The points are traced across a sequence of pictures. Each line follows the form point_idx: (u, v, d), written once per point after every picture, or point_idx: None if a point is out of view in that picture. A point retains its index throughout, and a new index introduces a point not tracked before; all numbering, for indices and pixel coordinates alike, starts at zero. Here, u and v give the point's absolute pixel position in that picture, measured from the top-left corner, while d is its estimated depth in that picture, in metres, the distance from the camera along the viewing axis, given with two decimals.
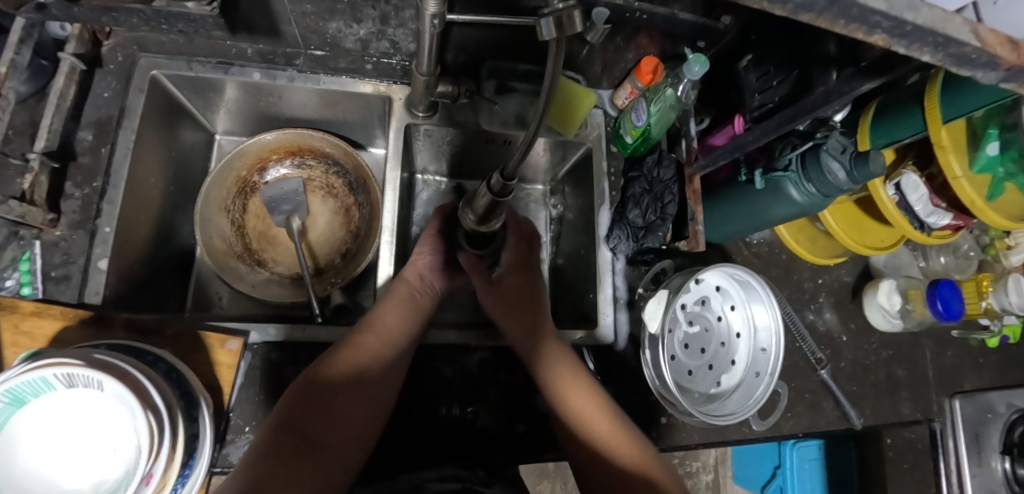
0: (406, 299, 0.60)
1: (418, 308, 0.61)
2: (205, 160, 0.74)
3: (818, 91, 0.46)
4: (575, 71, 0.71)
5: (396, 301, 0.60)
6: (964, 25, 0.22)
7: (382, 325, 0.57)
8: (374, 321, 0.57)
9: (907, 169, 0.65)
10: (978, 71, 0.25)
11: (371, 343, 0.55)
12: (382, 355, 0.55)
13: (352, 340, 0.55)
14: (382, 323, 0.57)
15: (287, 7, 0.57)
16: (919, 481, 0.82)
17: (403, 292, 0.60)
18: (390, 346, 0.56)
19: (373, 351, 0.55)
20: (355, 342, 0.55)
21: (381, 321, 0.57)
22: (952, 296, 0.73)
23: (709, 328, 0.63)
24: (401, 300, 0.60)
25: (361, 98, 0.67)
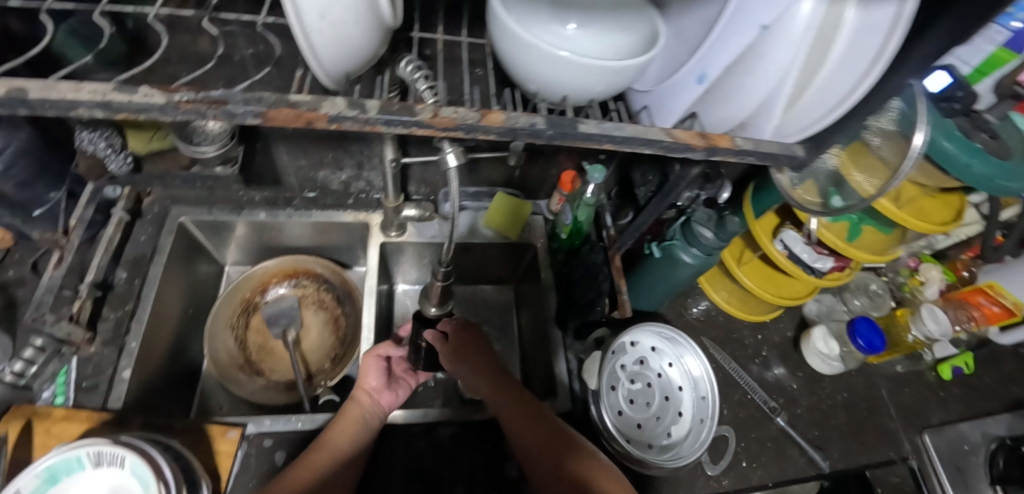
0: (356, 416, 0.64)
1: (368, 429, 0.64)
2: (215, 288, 0.89)
3: (671, 178, 0.62)
4: (515, 188, 0.88)
5: (344, 421, 0.63)
6: (659, 131, 0.36)
7: (332, 442, 0.60)
8: (324, 439, 0.61)
9: (787, 228, 0.78)
10: (686, 153, 0.37)
11: (322, 459, 0.58)
12: (334, 470, 0.58)
13: (302, 459, 0.58)
14: (331, 441, 0.60)
15: (288, 162, 0.77)
16: None
17: (353, 414, 0.64)
18: (339, 462, 0.59)
19: (324, 464, 0.58)
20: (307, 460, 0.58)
21: (328, 434, 0.61)
22: (870, 332, 0.83)
23: (651, 384, 0.71)
24: (353, 418, 0.64)
25: (346, 226, 0.83)
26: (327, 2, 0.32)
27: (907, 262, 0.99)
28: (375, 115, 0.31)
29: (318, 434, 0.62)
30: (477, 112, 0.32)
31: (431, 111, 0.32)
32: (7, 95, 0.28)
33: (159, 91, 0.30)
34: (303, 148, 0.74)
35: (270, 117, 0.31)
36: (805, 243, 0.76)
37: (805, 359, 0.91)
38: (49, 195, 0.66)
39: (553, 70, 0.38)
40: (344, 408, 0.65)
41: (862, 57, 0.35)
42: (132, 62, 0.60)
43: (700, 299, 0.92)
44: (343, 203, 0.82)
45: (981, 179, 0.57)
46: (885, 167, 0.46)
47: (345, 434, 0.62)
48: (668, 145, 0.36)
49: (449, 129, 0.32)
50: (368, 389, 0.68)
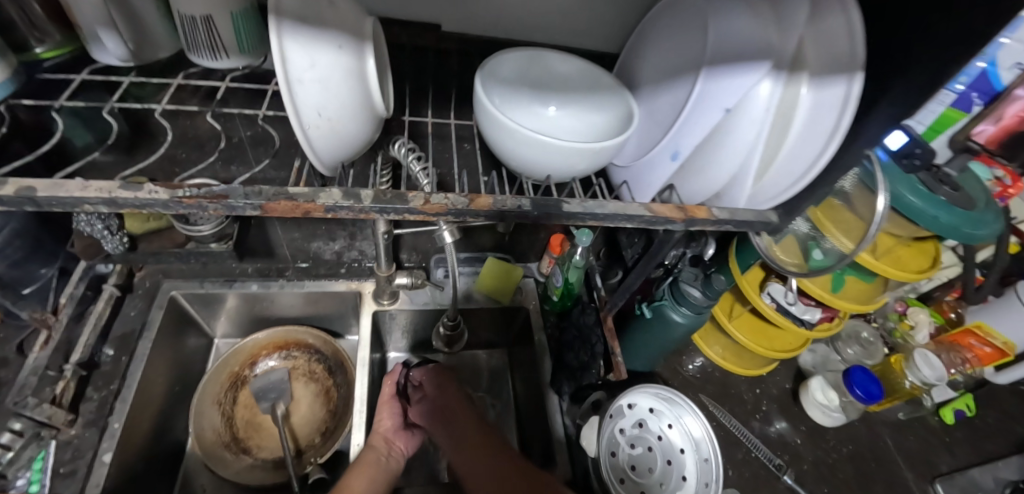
0: (373, 462, 0.64)
1: (384, 477, 0.63)
2: (203, 363, 0.87)
3: (657, 240, 0.64)
4: (505, 252, 0.90)
5: (362, 470, 0.63)
6: (639, 206, 0.38)
7: (351, 490, 0.60)
8: (343, 488, 0.60)
9: (774, 280, 0.80)
10: (667, 225, 0.39)
11: None
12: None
13: None
14: (352, 488, 0.60)
15: (282, 236, 0.78)
16: None
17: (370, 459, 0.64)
18: None
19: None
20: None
21: (348, 486, 0.60)
22: (867, 380, 0.82)
23: (652, 447, 0.69)
24: (369, 465, 0.63)
25: (338, 296, 0.83)
26: (324, 102, 0.34)
27: (893, 306, 1.00)
28: (370, 203, 0.33)
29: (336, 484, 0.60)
30: (466, 196, 0.34)
31: (423, 198, 0.34)
32: (16, 194, 0.29)
33: (163, 187, 0.31)
34: (297, 221, 0.76)
35: (270, 208, 0.32)
36: (791, 295, 0.78)
37: (806, 411, 0.90)
38: (42, 272, 0.66)
39: (537, 151, 0.40)
40: (361, 455, 0.65)
41: (821, 132, 0.37)
42: (134, 147, 0.62)
43: (694, 356, 0.92)
44: (336, 273, 0.83)
45: (949, 228, 0.60)
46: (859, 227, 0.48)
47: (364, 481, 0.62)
48: (648, 219, 0.38)
49: (438, 213, 0.34)
50: (384, 432, 0.68)
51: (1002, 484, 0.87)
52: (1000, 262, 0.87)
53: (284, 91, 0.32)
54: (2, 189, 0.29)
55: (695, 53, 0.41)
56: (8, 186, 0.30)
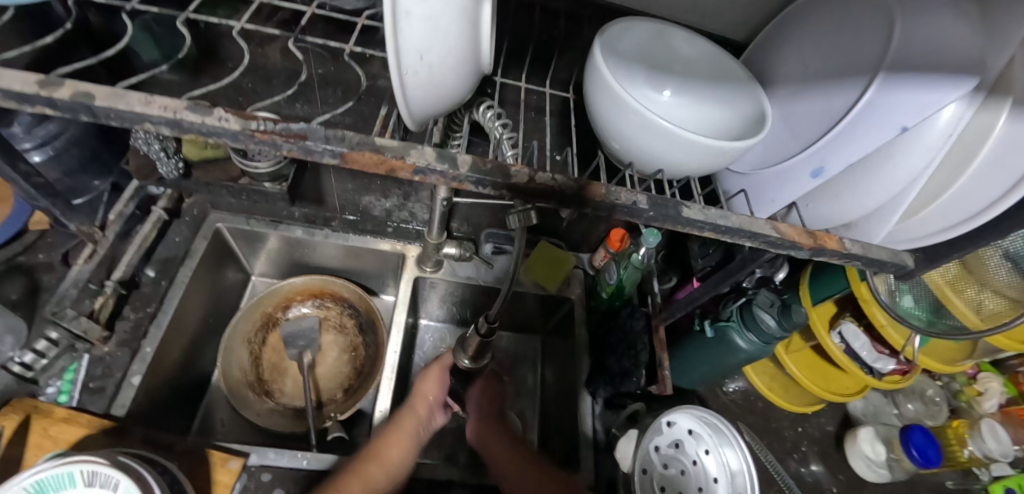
0: (410, 428, 0.60)
1: (418, 444, 0.60)
2: (238, 298, 0.86)
3: (738, 258, 0.58)
4: (558, 238, 0.84)
5: (397, 432, 0.59)
6: (766, 224, 0.33)
7: (386, 458, 0.57)
8: (378, 453, 0.57)
9: (847, 320, 0.72)
10: (791, 251, 0.34)
11: (373, 475, 0.55)
12: (381, 488, 0.55)
13: (355, 470, 0.55)
14: (384, 454, 0.57)
15: (335, 186, 0.75)
16: None
17: (407, 426, 0.60)
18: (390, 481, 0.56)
19: (375, 481, 0.55)
20: (359, 472, 0.55)
21: (382, 449, 0.58)
22: (926, 442, 0.74)
23: (685, 472, 0.62)
24: (404, 433, 0.59)
25: (380, 254, 0.80)
26: (429, 44, 0.29)
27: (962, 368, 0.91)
28: (466, 173, 0.28)
29: (370, 443, 0.58)
30: (577, 181, 0.29)
31: (527, 174, 0.29)
32: (72, 99, 0.26)
33: (235, 115, 0.27)
34: (353, 174, 0.72)
35: (351, 159, 0.28)
36: (866, 340, 0.70)
37: (847, 460, 0.81)
38: (94, 184, 0.69)
39: (655, 141, 0.35)
40: (399, 415, 0.61)
41: (1001, 180, 0.37)
42: (200, 70, 0.59)
43: (736, 377, 0.84)
44: (382, 231, 0.80)
45: None
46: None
47: (395, 446, 0.58)
48: (773, 240, 0.33)
49: (543, 195, 0.29)
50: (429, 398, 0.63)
51: None
52: None
53: (389, 26, 0.27)
54: (59, 91, 0.26)
55: (862, 62, 0.39)
56: (65, 89, 0.27)
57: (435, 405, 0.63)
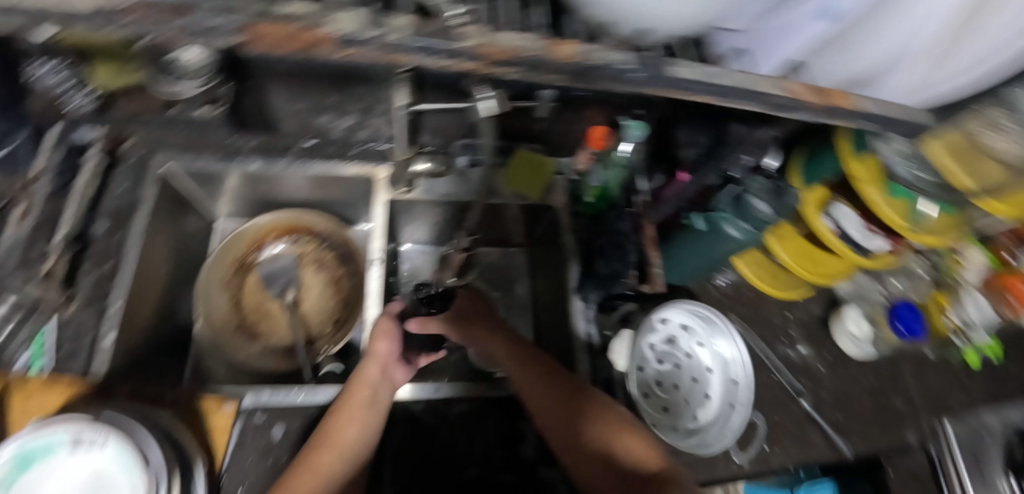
0: (365, 395, 0.56)
1: (378, 409, 0.56)
2: (206, 244, 0.82)
3: (728, 141, 0.53)
4: (537, 141, 0.76)
5: (351, 406, 0.54)
6: (770, 83, 0.28)
7: (341, 438, 0.51)
8: (331, 433, 0.51)
9: (839, 201, 0.69)
10: (797, 114, 0.30)
11: (328, 460, 0.50)
12: (342, 475, 0.50)
13: (306, 461, 0.49)
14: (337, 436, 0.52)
15: (284, 105, 0.67)
16: None
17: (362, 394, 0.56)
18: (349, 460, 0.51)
19: (332, 470, 0.49)
20: (312, 460, 0.49)
21: (334, 426, 0.52)
22: (910, 316, 0.76)
23: (679, 365, 0.65)
24: (358, 404, 0.55)
25: (349, 180, 0.75)
26: None
27: None
28: (410, 37, 0.23)
29: (321, 426, 0.52)
30: (542, 41, 0.24)
31: (484, 34, 0.24)
32: None
33: None
34: (302, 90, 0.64)
35: (260, 34, 0.22)
36: (859, 221, 0.67)
37: (832, 339, 0.84)
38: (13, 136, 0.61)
39: None
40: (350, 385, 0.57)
41: None
42: None
43: (725, 270, 0.84)
44: (345, 154, 0.73)
45: None
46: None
47: (350, 422, 0.53)
48: (777, 102, 0.28)
49: (502, 61, 0.24)
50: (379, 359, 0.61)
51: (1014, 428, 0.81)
52: None
53: None
54: None
55: None
56: None
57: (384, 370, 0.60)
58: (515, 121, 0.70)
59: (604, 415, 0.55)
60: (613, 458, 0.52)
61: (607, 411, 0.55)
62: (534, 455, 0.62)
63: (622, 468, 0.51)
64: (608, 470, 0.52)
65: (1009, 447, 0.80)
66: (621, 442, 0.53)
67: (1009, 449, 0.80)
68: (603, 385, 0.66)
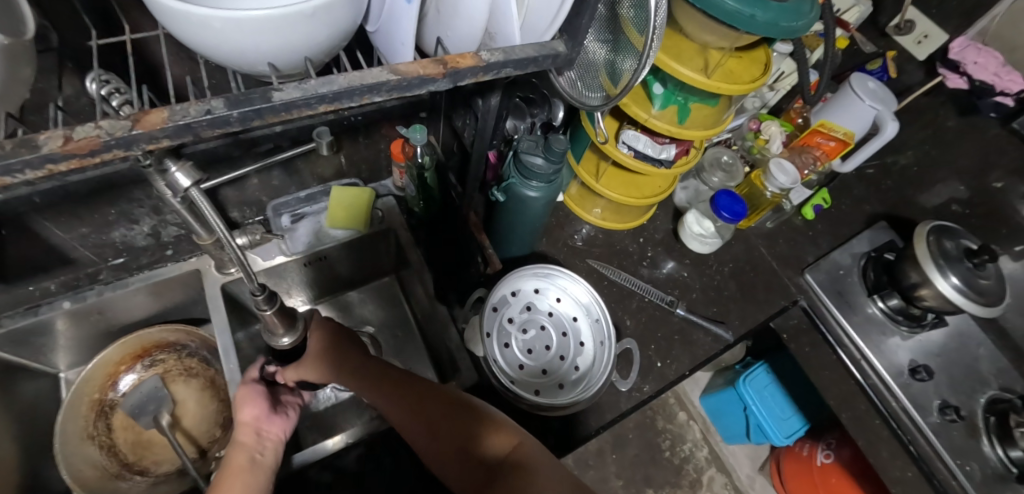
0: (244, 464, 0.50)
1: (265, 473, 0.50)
2: (56, 404, 0.75)
3: (482, 115, 0.56)
4: (351, 178, 0.76)
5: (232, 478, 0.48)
6: (382, 71, 0.31)
7: None
8: None
9: (627, 128, 0.75)
10: (429, 87, 0.33)
11: None
12: None
13: None
14: None
15: (65, 237, 0.64)
16: (822, 356, 0.85)
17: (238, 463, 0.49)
18: None
19: None
20: None
21: None
22: (730, 201, 0.84)
23: (545, 326, 0.67)
24: (239, 472, 0.49)
25: (177, 281, 0.72)
26: None
27: (749, 125, 1.00)
28: None
29: None
30: (129, 118, 0.26)
31: (60, 136, 0.25)
32: None
33: None
34: (76, 216, 0.62)
35: None
36: (646, 139, 0.74)
37: (686, 245, 0.91)
38: None
39: (234, 36, 0.31)
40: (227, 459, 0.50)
41: None
42: None
43: (578, 225, 0.88)
44: (163, 258, 0.74)
45: (767, 27, 0.55)
46: (724, 37, 0.62)
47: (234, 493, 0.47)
48: (397, 84, 0.31)
49: (98, 150, 0.25)
50: (253, 424, 0.55)
51: (859, 256, 0.93)
52: (831, 58, 0.86)
53: None
54: None
55: None
56: None
57: (259, 427, 0.55)
58: (311, 166, 0.72)
59: (464, 416, 0.54)
60: (472, 454, 0.50)
61: (468, 409, 0.55)
62: None
63: (483, 465, 0.49)
64: (473, 468, 0.50)
65: (863, 273, 0.91)
66: (490, 436, 0.51)
67: (863, 275, 0.90)
68: (480, 375, 0.67)
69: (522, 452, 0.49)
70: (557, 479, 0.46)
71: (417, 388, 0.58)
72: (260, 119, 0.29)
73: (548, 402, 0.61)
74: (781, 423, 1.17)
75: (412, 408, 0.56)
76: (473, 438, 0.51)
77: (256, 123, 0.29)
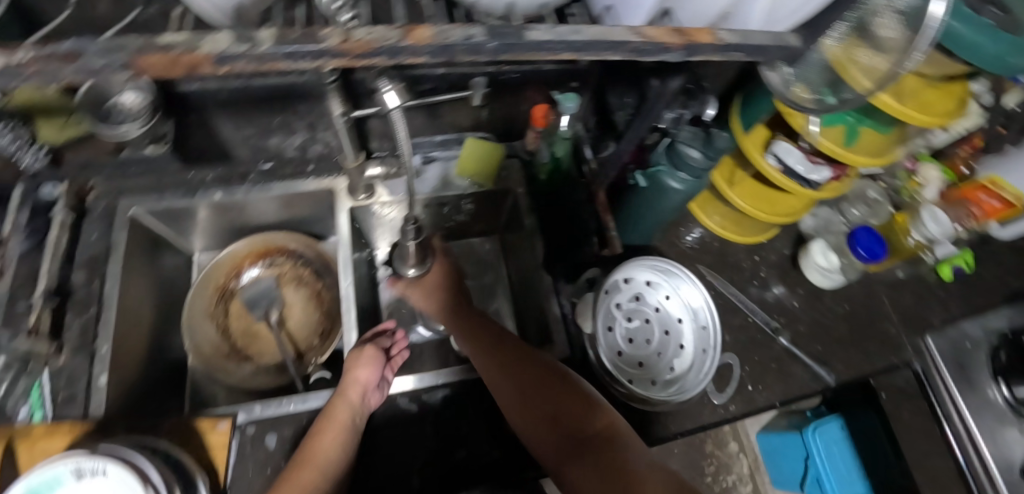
0: (342, 421, 0.56)
1: (357, 435, 0.57)
2: (187, 279, 0.84)
3: (651, 96, 0.54)
4: (485, 130, 0.79)
5: (331, 428, 0.56)
6: (625, 30, 0.30)
7: (319, 458, 0.53)
8: (310, 455, 0.53)
9: (778, 139, 0.70)
10: (662, 56, 0.32)
11: (309, 480, 0.52)
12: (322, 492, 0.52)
13: (288, 481, 0.51)
14: (317, 454, 0.53)
15: (233, 133, 0.71)
16: (928, 429, 0.77)
17: (342, 419, 0.56)
18: (328, 480, 0.52)
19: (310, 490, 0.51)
20: (290, 480, 0.52)
21: (313, 448, 0.54)
22: (869, 239, 0.77)
23: (650, 319, 0.66)
24: (336, 425, 0.56)
25: (311, 196, 0.77)
26: None
27: (903, 163, 0.91)
28: (272, 47, 0.26)
29: (302, 445, 0.54)
30: (398, 30, 0.27)
31: (340, 35, 0.26)
32: None
33: None
34: (246, 117, 0.68)
35: (141, 67, 0.24)
36: (800, 155, 0.68)
37: (804, 275, 0.86)
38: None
39: None
40: (329, 410, 0.57)
41: None
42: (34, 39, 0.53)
43: (692, 227, 0.85)
44: (304, 170, 0.76)
45: (992, 60, 0.49)
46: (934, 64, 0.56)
47: (330, 442, 0.55)
48: (637, 47, 0.30)
49: (366, 54, 0.27)
50: (361, 384, 0.60)
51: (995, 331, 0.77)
52: None
53: None
54: None
55: None
56: None
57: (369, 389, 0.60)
58: (455, 115, 0.74)
59: (553, 384, 0.55)
60: (563, 424, 0.52)
61: (561, 377, 0.55)
62: None
63: (573, 435, 0.52)
64: (563, 436, 0.52)
65: None
66: (584, 410, 0.53)
67: None
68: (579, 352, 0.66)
69: (613, 431, 0.52)
70: (646, 463, 0.49)
71: (512, 347, 0.60)
72: (503, 54, 0.29)
73: (641, 394, 0.60)
74: (844, 484, 1.10)
75: (506, 365, 0.57)
76: (566, 409, 0.53)
77: (497, 54, 0.29)
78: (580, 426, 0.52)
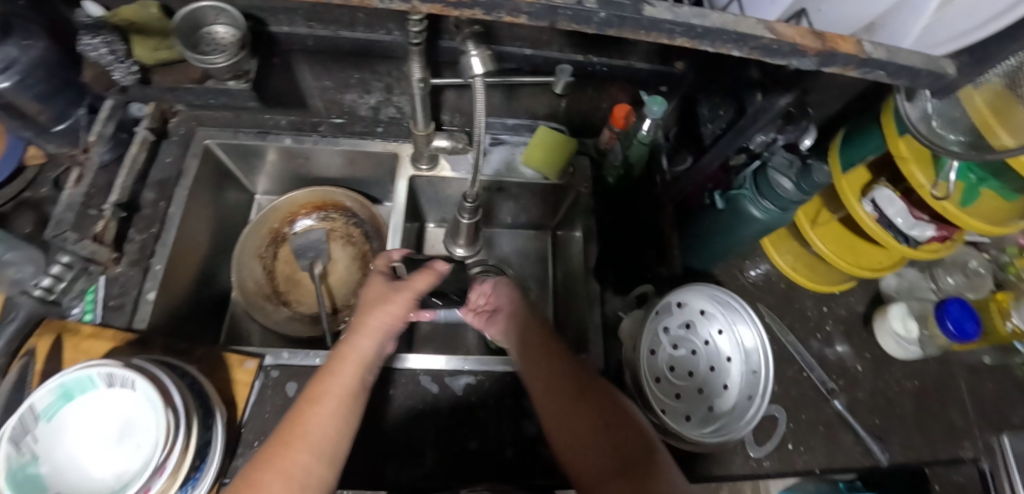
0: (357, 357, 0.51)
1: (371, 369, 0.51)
2: (246, 216, 0.87)
3: (750, 111, 0.50)
4: (558, 123, 0.75)
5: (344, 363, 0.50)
6: (757, 23, 0.26)
7: (328, 396, 0.47)
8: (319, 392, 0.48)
9: (880, 185, 0.63)
10: (792, 59, 0.27)
11: (315, 420, 0.46)
12: (330, 431, 0.45)
13: (294, 420, 0.46)
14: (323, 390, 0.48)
15: (312, 84, 0.74)
16: None
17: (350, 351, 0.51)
18: (339, 421, 0.46)
19: (317, 430, 0.45)
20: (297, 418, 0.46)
21: (320, 386, 0.48)
22: (964, 315, 0.67)
23: (695, 351, 0.61)
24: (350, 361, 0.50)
25: (375, 157, 0.77)
26: None
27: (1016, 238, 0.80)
28: None
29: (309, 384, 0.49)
30: None
31: None
32: None
33: None
34: (327, 67, 0.70)
35: None
36: (902, 206, 0.61)
37: (875, 338, 0.77)
38: (72, 111, 0.67)
39: None
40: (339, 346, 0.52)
41: None
42: None
43: (758, 262, 0.79)
44: (372, 131, 0.76)
45: None
46: None
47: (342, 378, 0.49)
48: (767, 44, 0.26)
49: (465, 5, 0.24)
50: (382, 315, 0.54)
51: None
52: None
53: None
54: None
55: None
56: None
57: (384, 338, 0.54)
58: (532, 101, 0.72)
59: (599, 397, 0.51)
60: (607, 434, 0.49)
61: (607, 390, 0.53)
62: (538, 432, 0.61)
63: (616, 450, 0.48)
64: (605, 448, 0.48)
65: None
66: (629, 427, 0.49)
67: None
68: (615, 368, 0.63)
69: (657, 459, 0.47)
70: None
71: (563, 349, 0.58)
72: (608, 29, 0.26)
73: (673, 429, 0.56)
74: None
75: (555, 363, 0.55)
76: (612, 420, 0.50)
77: (604, 27, 0.26)
78: (621, 441, 0.48)
